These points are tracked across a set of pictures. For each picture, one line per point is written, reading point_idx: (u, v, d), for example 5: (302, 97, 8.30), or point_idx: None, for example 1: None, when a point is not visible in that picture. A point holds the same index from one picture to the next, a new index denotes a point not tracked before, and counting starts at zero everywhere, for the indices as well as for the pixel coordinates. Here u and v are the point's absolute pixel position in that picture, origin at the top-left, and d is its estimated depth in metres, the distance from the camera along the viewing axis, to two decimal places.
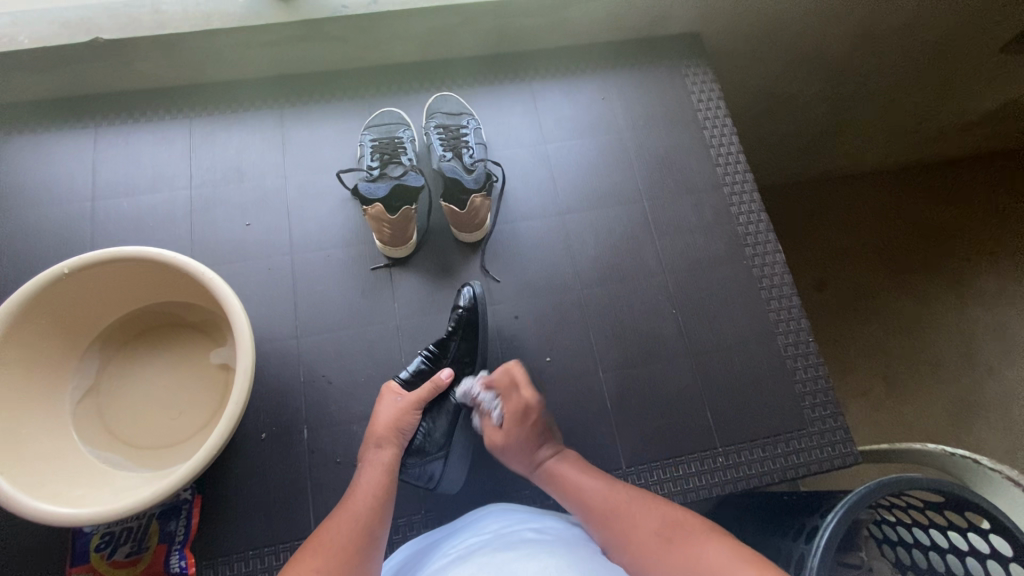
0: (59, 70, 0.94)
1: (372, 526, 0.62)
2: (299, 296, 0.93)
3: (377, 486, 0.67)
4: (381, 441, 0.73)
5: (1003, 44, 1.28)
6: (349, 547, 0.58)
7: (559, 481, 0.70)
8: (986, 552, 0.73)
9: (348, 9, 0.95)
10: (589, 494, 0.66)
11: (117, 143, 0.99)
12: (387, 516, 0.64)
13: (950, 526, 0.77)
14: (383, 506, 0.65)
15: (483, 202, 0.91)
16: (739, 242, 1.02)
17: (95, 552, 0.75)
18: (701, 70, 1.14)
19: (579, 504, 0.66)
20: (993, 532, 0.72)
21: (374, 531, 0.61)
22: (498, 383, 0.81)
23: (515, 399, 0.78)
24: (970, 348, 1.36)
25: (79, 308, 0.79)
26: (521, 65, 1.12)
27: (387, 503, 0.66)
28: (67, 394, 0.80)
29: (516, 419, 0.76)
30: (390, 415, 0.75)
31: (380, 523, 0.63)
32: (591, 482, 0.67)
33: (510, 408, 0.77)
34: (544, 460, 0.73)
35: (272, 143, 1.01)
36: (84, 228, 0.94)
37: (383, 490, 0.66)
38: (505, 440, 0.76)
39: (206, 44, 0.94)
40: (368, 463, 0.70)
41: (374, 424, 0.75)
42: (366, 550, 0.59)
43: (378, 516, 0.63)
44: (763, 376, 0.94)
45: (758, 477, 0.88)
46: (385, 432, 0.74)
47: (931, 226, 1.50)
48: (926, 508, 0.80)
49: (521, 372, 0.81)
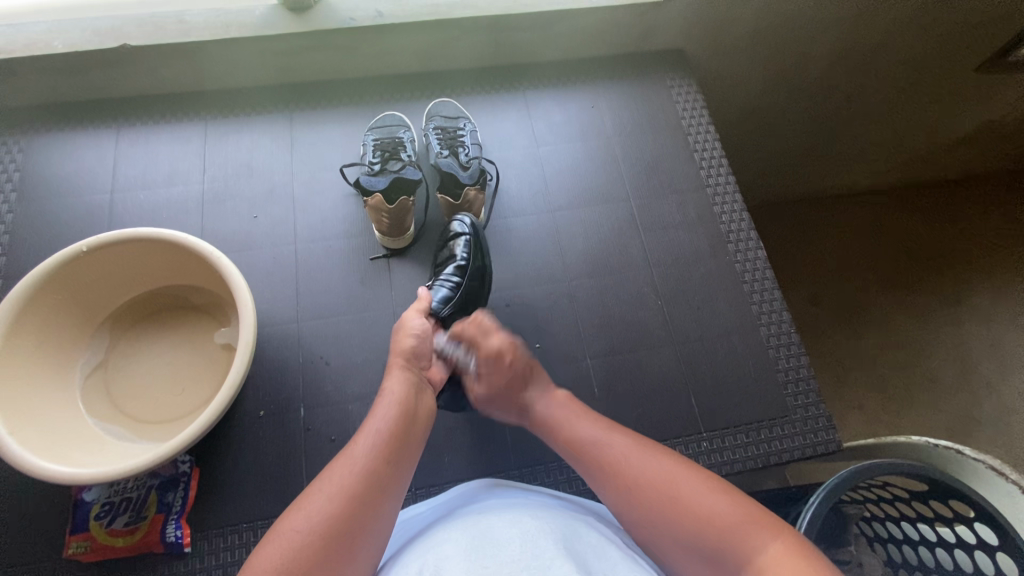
0: (89, 73, 1.02)
1: (388, 470, 0.58)
2: (301, 284, 0.97)
3: (398, 426, 0.62)
4: (404, 375, 0.70)
5: (976, 65, 1.30)
6: (360, 494, 0.54)
7: (556, 425, 0.69)
8: (974, 542, 0.72)
9: (355, 22, 1.02)
10: (586, 441, 0.65)
11: (137, 141, 1.06)
12: (405, 463, 0.60)
13: (937, 517, 0.77)
14: (404, 452, 0.61)
15: (477, 196, 0.96)
16: (722, 239, 1.07)
17: (94, 521, 0.78)
18: (685, 82, 1.22)
19: (577, 452, 0.65)
20: (979, 522, 0.71)
21: (387, 479, 0.57)
22: None
23: None
24: (966, 362, 1.37)
25: (94, 285, 0.84)
26: (515, 77, 1.20)
27: (406, 448, 0.61)
28: (77, 368, 0.84)
29: None
30: (413, 334, 0.76)
31: (398, 470, 0.59)
32: (586, 425, 0.67)
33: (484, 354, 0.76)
34: (534, 400, 0.73)
35: (281, 144, 1.08)
36: (102, 218, 1.00)
37: (394, 434, 0.61)
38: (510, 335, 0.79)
39: (223, 52, 1.02)
40: (387, 395, 0.66)
41: (394, 347, 0.75)
42: (376, 498, 0.55)
43: (395, 460, 0.59)
44: (746, 365, 0.97)
45: (741, 461, 0.90)
46: (407, 353, 0.74)
47: (914, 237, 1.55)
48: (912, 498, 0.80)
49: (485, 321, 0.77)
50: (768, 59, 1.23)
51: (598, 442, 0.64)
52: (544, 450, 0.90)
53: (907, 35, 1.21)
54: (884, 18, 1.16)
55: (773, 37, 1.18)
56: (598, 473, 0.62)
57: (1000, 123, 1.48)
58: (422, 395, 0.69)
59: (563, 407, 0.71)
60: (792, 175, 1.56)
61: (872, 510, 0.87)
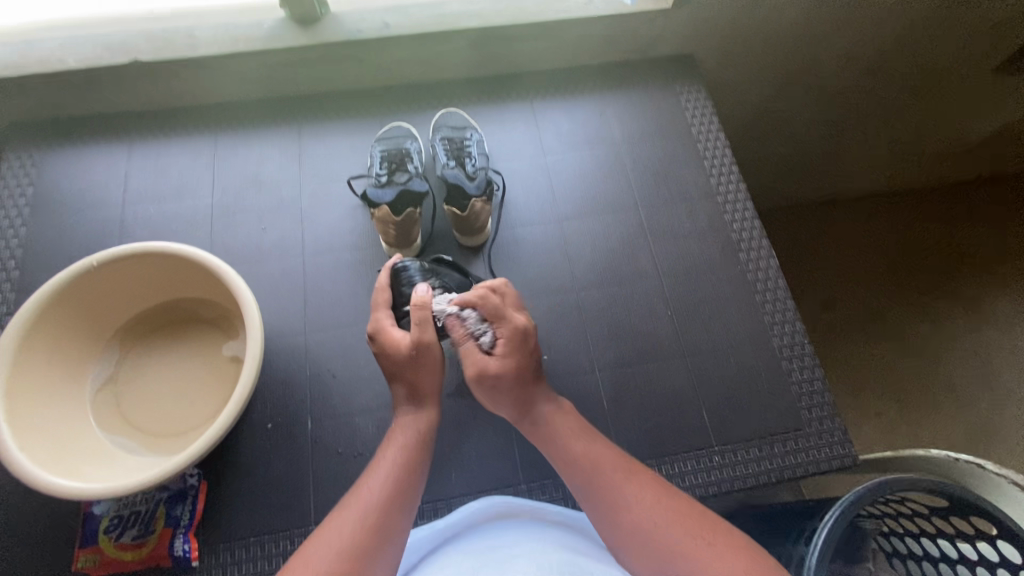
0: (100, 87, 1.03)
1: (388, 520, 0.59)
2: (309, 295, 0.97)
3: (400, 475, 0.63)
4: (410, 417, 0.70)
5: (994, 66, 1.27)
6: (361, 550, 0.55)
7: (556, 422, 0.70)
8: (996, 560, 0.70)
9: (362, 33, 1.03)
10: (584, 448, 0.67)
11: (148, 154, 1.07)
12: (407, 512, 0.61)
13: (958, 534, 0.75)
14: (410, 491, 0.63)
15: (483, 207, 0.95)
16: (733, 248, 1.05)
17: (104, 534, 0.78)
18: (695, 89, 1.20)
19: (573, 458, 0.67)
20: (1001, 539, 0.69)
21: (390, 521, 0.59)
22: (485, 303, 0.71)
23: (508, 326, 0.70)
24: (988, 372, 1.33)
25: (104, 299, 0.85)
26: (523, 87, 1.19)
27: (411, 497, 0.63)
28: (88, 382, 0.85)
29: (515, 343, 0.70)
30: (410, 372, 0.70)
31: (401, 520, 0.60)
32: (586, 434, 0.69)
33: (503, 336, 0.70)
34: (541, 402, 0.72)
35: (289, 155, 1.09)
36: (113, 231, 1.01)
37: (401, 475, 0.63)
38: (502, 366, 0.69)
39: (232, 65, 1.03)
40: (394, 439, 0.68)
41: (396, 382, 0.71)
42: (381, 547, 0.57)
43: (398, 509, 0.60)
44: (758, 377, 0.95)
45: (755, 476, 0.88)
46: (413, 392, 0.71)
47: (931, 243, 1.52)
48: (932, 514, 0.77)
49: (495, 303, 0.71)
50: (779, 66, 1.21)
51: (602, 455, 0.66)
52: (553, 463, 0.88)
53: (922, 38, 1.18)
54: (899, 20, 1.13)
55: (784, 42, 1.16)
56: (591, 487, 0.64)
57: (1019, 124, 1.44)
58: (431, 435, 0.69)
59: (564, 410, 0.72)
60: (804, 180, 1.54)
61: (890, 525, 0.84)
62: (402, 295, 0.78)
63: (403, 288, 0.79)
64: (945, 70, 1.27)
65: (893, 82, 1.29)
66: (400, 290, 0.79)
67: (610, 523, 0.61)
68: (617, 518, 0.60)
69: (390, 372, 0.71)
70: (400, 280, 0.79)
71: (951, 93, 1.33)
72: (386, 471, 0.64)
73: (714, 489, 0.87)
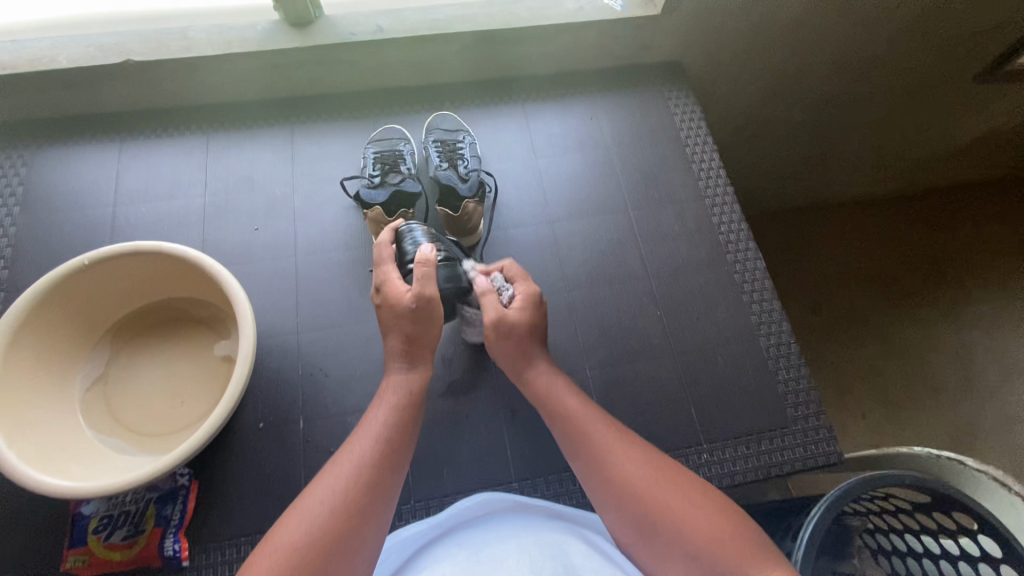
0: (92, 87, 1.03)
1: (381, 480, 0.59)
2: (301, 295, 0.98)
3: (394, 433, 0.64)
4: (401, 376, 0.71)
5: (975, 75, 1.29)
6: (355, 508, 0.56)
7: (551, 398, 0.71)
8: (978, 555, 0.72)
9: (356, 36, 1.04)
10: (571, 416, 0.68)
11: (140, 154, 1.07)
12: (399, 470, 0.62)
13: (940, 529, 0.76)
14: (400, 451, 0.63)
15: (475, 208, 0.96)
16: (720, 249, 1.07)
17: (92, 535, 0.78)
18: (682, 93, 1.22)
19: (563, 431, 0.68)
20: (982, 533, 0.71)
21: (380, 481, 0.59)
22: (510, 271, 0.80)
23: (527, 287, 0.78)
24: (970, 372, 1.36)
25: (95, 298, 0.84)
26: (515, 91, 1.21)
27: (402, 452, 0.64)
28: (77, 381, 0.84)
29: (529, 302, 0.76)
30: (405, 327, 0.71)
31: (392, 480, 0.61)
32: (577, 404, 0.70)
33: (520, 293, 0.77)
34: (539, 368, 0.74)
35: (282, 156, 1.09)
36: (104, 230, 1.01)
37: (395, 435, 0.64)
38: (520, 322, 0.75)
39: (225, 66, 1.04)
40: (384, 400, 0.68)
41: (392, 336, 0.72)
42: (372, 509, 0.57)
43: (390, 467, 0.61)
44: (746, 376, 0.97)
45: (743, 473, 0.89)
46: (407, 349, 0.71)
47: (913, 246, 1.56)
48: (915, 510, 0.79)
49: (519, 266, 0.81)
50: (765, 73, 1.23)
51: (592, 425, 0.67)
52: (544, 461, 0.88)
53: (904, 48, 1.21)
54: (882, 29, 1.15)
55: (772, 48, 1.18)
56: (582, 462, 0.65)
57: (998, 131, 1.48)
58: (424, 395, 0.70)
59: (555, 379, 0.74)
60: (791, 183, 1.56)
61: (875, 522, 0.85)
62: (405, 254, 0.77)
63: (406, 247, 0.78)
64: (927, 78, 1.30)
65: (877, 89, 1.31)
66: (403, 249, 0.78)
67: (599, 490, 0.63)
68: (602, 476, 0.62)
69: (388, 324, 0.72)
70: (404, 239, 0.79)
71: (934, 99, 1.36)
72: (377, 429, 0.64)
73: None
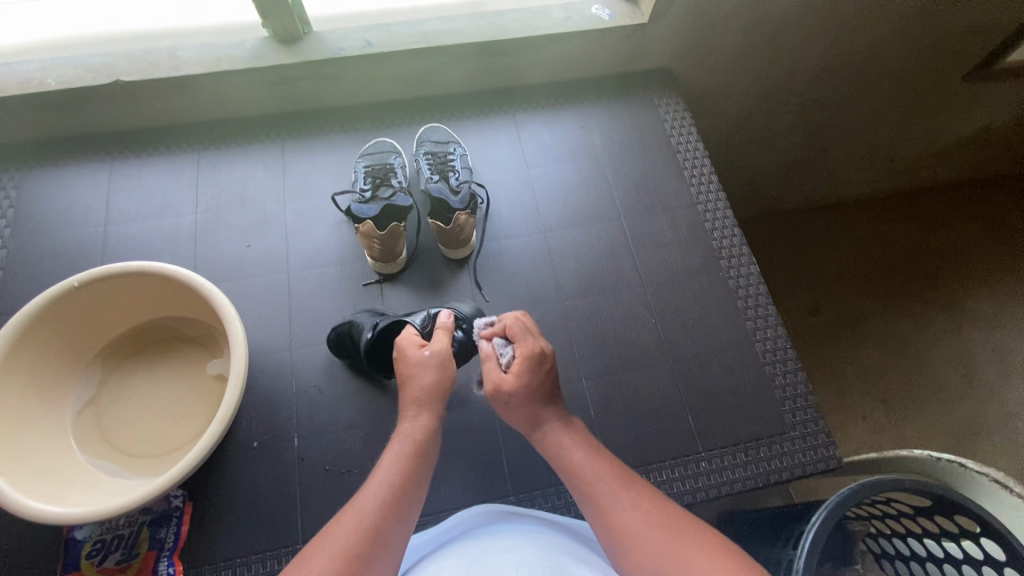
0: (83, 108, 1.03)
1: (382, 533, 0.56)
2: (294, 311, 0.97)
3: (400, 483, 0.61)
4: (410, 424, 0.68)
5: (964, 74, 1.30)
6: (356, 559, 0.53)
7: (559, 449, 0.68)
8: (982, 558, 0.70)
9: (344, 51, 1.04)
10: (585, 465, 0.65)
11: (131, 173, 1.07)
12: (406, 527, 0.58)
13: (942, 533, 0.75)
14: (409, 500, 0.60)
15: (467, 219, 0.96)
16: (714, 255, 1.07)
17: (85, 560, 0.76)
18: (674, 100, 1.23)
19: (575, 483, 0.65)
20: (985, 536, 0.70)
21: (385, 532, 0.56)
22: (512, 328, 0.75)
23: (527, 345, 0.72)
24: (971, 372, 1.35)
25: (86, 319, 0.84)
26: (505, 102, 1.22)
27: (409, 503, 0.60)
28: (69, 404, 0.83)
29: (531, 364, 0.70)
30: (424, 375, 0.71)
31: (398, 530, 0.57)
32: (588, 454, 0.67)
33: (520, 354, 0.71)
34: (550, 417, 0.71)
35: (274, 172, 1.09)
36: (95, 250, 1.01)
37: (402, 488, 0.60)
38: (514, 388, 0.69)
39: (216, 84, 1.04)
40: (393, 447, 0.65)
41: (407, 384, 0.71)
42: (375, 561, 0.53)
43: (396, 519, 0.58)
44: (743, 383, 0.96)
45: (742, 481, 0.88)
46: (419, 396, 0.70)
47: (909, 247, 1.55)
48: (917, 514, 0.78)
49: (519, 324, 0.75)
50: (757, 77, 1.23)
51: (604, 478, 0.63)
52: (541, 473, 0.88)
53: (894, 52, 1.22)
54: (869, 34, 1.16)
55: (762, 54, 1.18)
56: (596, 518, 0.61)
57: (989, 130, 1.49)
58: (432, 446, 0.67)
59: (568, 428, 0.70)
60: (784, 186, 1.56)
61: (878, 526, 0.84)
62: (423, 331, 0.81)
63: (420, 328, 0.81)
64: (917, 78, 1.30)
65: (867, 92, 1.32)
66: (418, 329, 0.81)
67: (612, 545, 0.58)
68: (616, 531, 0.58)
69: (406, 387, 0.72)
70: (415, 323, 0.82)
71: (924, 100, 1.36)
72: (383, 479, 0.61)
73: (702, 495, 0.87)
